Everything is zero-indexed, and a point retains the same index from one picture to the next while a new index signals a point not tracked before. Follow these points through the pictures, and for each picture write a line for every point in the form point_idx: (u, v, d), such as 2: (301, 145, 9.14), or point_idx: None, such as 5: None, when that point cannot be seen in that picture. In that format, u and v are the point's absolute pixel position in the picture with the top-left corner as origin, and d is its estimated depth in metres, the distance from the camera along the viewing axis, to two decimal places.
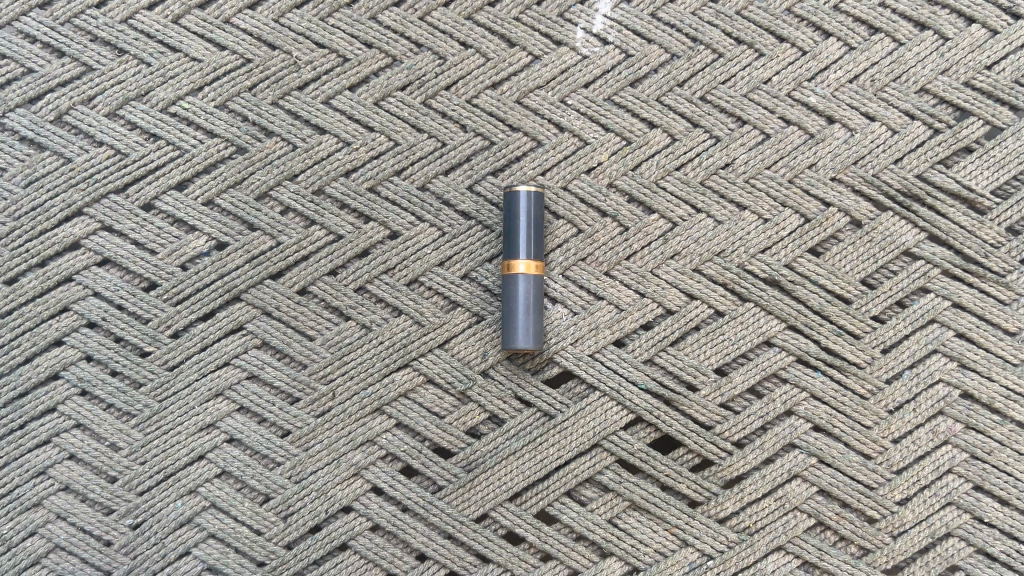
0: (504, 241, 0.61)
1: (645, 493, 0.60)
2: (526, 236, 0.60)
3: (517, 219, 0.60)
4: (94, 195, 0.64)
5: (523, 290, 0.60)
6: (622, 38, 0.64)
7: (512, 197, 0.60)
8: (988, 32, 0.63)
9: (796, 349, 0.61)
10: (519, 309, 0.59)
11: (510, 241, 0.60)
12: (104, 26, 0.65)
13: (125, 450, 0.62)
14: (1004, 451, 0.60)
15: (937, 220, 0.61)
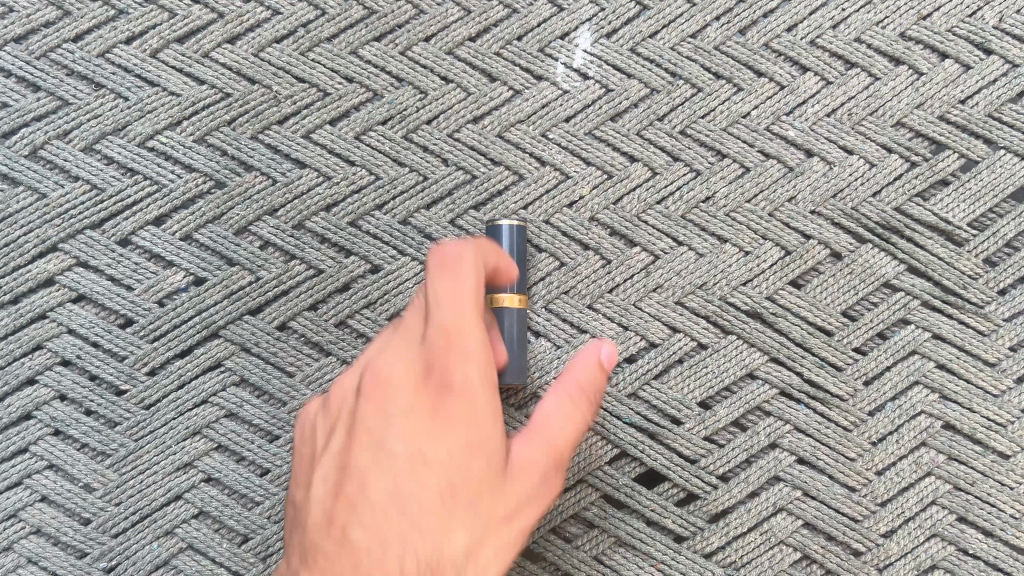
0: None
1: (630, 529, 0.59)
2: (509, 268, 0.59)
3: (501, 251, 0.59)
4: (69, 230, 0.63)
5: (509, 322, 0.58)
6: (602, 72, 0.65)
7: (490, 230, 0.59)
8: (961, 67, 0.64)
9: (779, 382, 0.61)
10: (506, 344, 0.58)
11: None
12: (80, 60, 0.64)
13: (100, 491, 0.60)
14: (986, 482, 0.60)
15: (915, 252, 0.62)
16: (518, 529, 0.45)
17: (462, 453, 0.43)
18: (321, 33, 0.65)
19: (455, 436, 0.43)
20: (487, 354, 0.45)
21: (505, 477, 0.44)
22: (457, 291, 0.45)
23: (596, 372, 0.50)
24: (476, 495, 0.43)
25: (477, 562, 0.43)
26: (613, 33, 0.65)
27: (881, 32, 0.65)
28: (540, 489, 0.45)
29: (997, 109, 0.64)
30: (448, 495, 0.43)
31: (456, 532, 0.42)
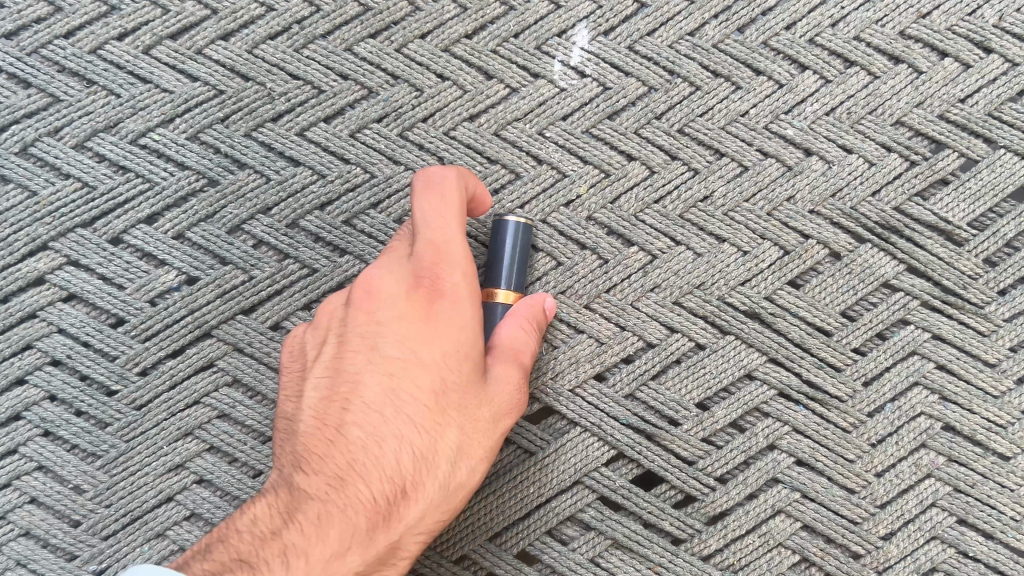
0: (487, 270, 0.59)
1: (627, 531, 0.59)
2: (509, 268, 0.58)
3: (502, 249, 0.58)
4: (60, 228, 0.62)
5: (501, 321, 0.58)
6: (599, 70, 0.64)
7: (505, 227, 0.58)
8: (961, 66, 0.64)
9: (778, 383, 0.60)
10: None
11: (493, 271, 0.58)
12: (72, 56, 0.64)
13: (90, 493, 0.59)
14: (986, 484, 0.59)
15: (915, 251, 0.61)
16: (498, 429, 0.51)
17: (452, 355, 0.50)
18: (316, 29, 0.64)
19: (444, 338, 0.50)
20: (470, 265, 0.51)
21: (485, 381, 0.51)
22: (444, 214, 0.52)
23: (538, 317, 0.57)
24: (466, 393, 0.50)
25: (465, 458, 0.50)
26: (611, 31, 0.65)
27: (880, 30, 0.64)
28: (514, 394, 0.52)
29: (997, 108, 0.63)
30: (440, 391, 0.49)
31: (447, 428, 0.49)
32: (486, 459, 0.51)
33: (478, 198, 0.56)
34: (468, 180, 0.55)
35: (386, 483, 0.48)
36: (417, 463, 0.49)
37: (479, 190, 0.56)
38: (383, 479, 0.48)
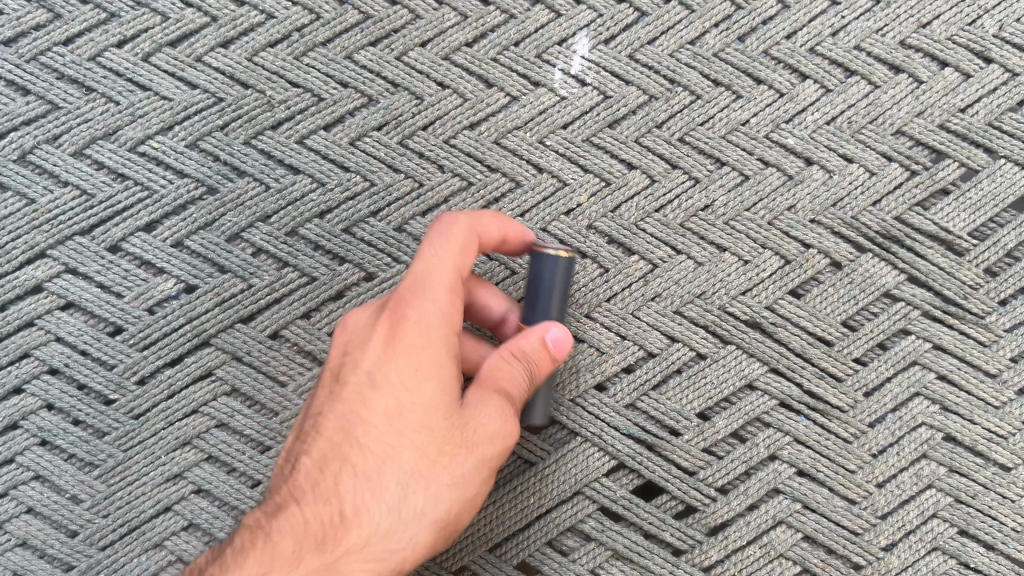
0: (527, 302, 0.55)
1: (628, 542, 0.58)
2: (550, 303, 0.55)
3: (543, 284, 0.54)
4: (58, 236, 0.61)
5: None
6: (600, 79, 0.64)
7: (557, 269, 0.54)
8: (961, 75, 0.64)
9: (779, 393, 0.60)
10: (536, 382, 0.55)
11: (532, 306, 0.55)
12: (71, 63, 0.63)
13: (88, 502, 0.59)
14: (988, 495, 0.59)
15: (916, 261, 0.61)
16: (457, 463, 0.48)
17: (411, 383, 0.49)
18: (316, 37, 0.64)
19: (404, 362, 0.49)
20: (446, 291, 0.50)
21: (450, 414, 0.49)
22: (432, 253, 0.51)
23: (533, 359, 0.52)
24: (421, 422, 0.48)
25: (412, 489, 0.47)
26: (611, 39, 0.65)
27: (880, 39, 0.64)
28: (483, 430, 0.49)
29: (997, 118, 0.63)
30: (395, 418, 0.48)
31: (397, 458, 0.48)
32: (441, 495, 0.48)
33: (490, 235, 0.54)
34: (476, 217, 0.53)
35: (328, 508, 0.48)
36: (361, 490, 0.48)
37: (492, 225, 0.54)
38: (326, 502, 0.48)
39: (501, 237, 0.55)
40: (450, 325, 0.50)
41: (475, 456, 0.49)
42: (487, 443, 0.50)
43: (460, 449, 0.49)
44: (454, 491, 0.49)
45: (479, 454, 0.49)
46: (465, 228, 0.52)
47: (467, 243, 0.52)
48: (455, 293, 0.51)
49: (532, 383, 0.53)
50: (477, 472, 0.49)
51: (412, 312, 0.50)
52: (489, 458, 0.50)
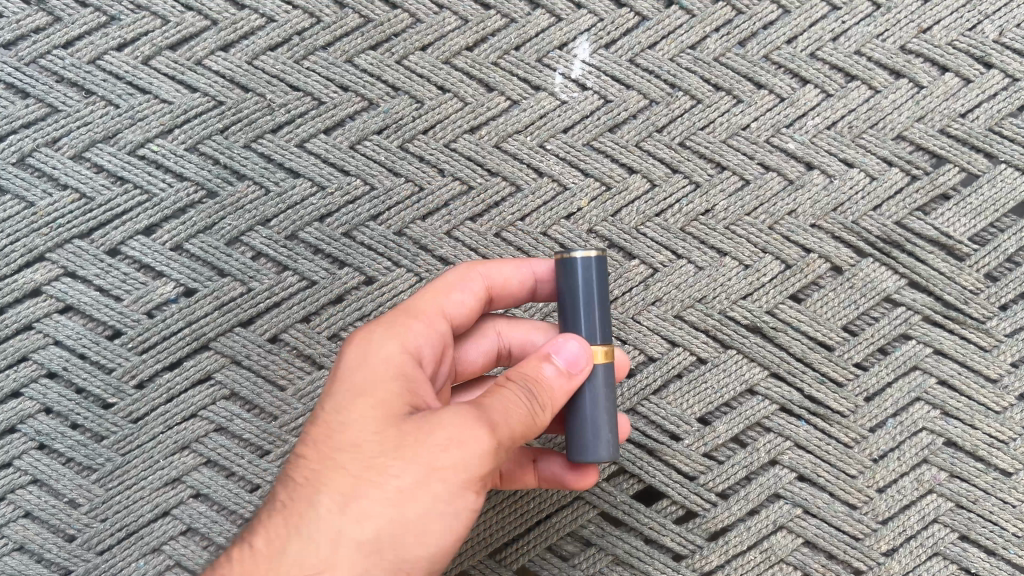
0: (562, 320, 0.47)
1: (628, 547, 0.58)
2: (587, 313, 0.45)
3: (573, 293, 0.45)
4: (57, 239, 0.61)
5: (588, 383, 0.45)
6: (600, 83, 0.64)
7: (596, 272, 0.45)
8: (962, 80, 0.64)
9: (780, 398, 0.60)
10: (586, 412, 0.45)
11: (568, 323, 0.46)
12: (71, 66, 0.63)
13: (85, 507, 0.58)
14: (989, 500, 0.59)
15: (916, 266, 0.61)
16: (392, 475, 0.39)
17: (345, 393, 0.43)
18: (316, 41, 0.64)
19: (347, 376, 0.44)
20: (411, 315, 0.48)
21: (390, 419, 0.42)
22: (427, 285, 0.50)
23: (528, 375, 0.43)
24: (352, 430, 0.42)
25: (340, 509, 0.39)
26: (612, 44, 0.65)
27: (881, 44, 0.64)
28: (428, 432, 0.40)
29: (997, 123, 0.63)
30: (326, 431, 0.42)
31: (325, 473, 0.41)
32: (374, 516, 0.39)
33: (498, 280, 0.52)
34: (482, 260, 0.52)
35: (253, 541, 0.41)
36: (285, 515, 0.40)
37: (500, 270, 0.52)
38: (252, 535, 0.41)
39: (514, 282, 0.53)
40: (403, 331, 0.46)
41: (417, 466, 0.39)
42: (432, 450, 0.39)
43: (397, 454, 0.40)
44: (392, 512, 0.39)
45: (423, 463, 0.39)
46: (467, 268, 0.51)
47: (467, 281, 0.51)
48: (436, 318, 0.49)
49: (528, 398, 0.42)
50: (422, 489, 0.39)
51: (362, 329, 0.47)
52: (438, 473, 0.39)
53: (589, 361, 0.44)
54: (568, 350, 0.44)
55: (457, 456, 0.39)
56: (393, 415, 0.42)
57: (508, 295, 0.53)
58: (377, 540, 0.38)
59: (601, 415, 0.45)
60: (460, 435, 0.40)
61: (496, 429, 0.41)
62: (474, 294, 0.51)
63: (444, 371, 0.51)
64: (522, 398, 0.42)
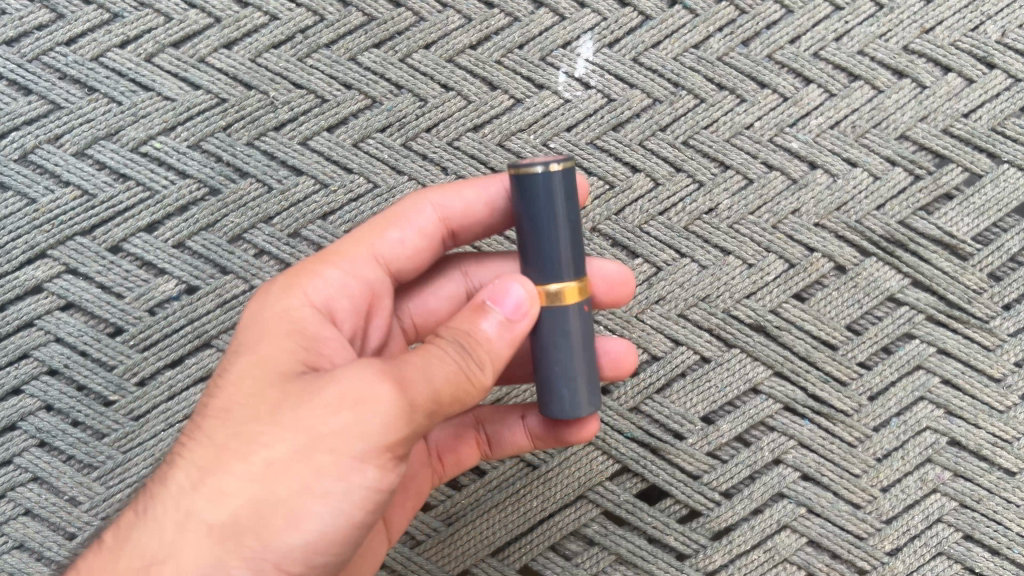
0: (526, 248, 0.43)
1: (631, 546, 0.58)
2: (558, 234, 0.42)
3: (541, 214, 0.42)
4: (58, 236, 0.61)
5: (559, 327, 0.43)
6: (604, 82, 0.64)
7: (555, 192, 0.41)
8: (965, 81, 0.64)
9: (783, 397, 0.60)
10: (558, 356, 0.43)
11: (535, 249, 0.42)
12: (74, 63, 0.63)
13: (87, 504, 0.58)
14: (993, 499, 0.59)
15: (920, 266, 0.61)
16: (263, 445, 0.38)
17: (246, 355, 0.42)
18: (319, 38, 0.64)
19: (254, 331, 0.44)
20: (334, 265, 0.48)
21: (281, 381, 0.40)
22: (367, 223, 0.50)
23: (461, 331, 0.40)
24: (241, 393, 0.41)
25: (209, 476, 0.38)
26: (616, 42, 0.65)
27: (884, 45, 0.64)
28: (315, 398, 0.38)
29: (1000, 123, 0.63)
30: (217, 399, 0.41)
31: (205, 443, 0.40)
32: (242, 488, 0.37)
33: (450, 212, 0.51)
34: (432, 190, 0.51)
35: (134, 512, 0.40)
36: (163, 485, 0.40)
37: (452, 198, 0.51)
38: (136, 506, 0.41)
39: (473, 209, 0.51)
40: (321, 282, 0.47)
41: (293, 434, 0.37)
42: (315, 417, 0.38)
43: (276, 422, 0.38)
44: (261, 485, 0.37)
45: (301, 430, 0.37)
46: (414, 201, 0.51)
47: (411, 214, 0.50)
48: (367, 260, 0.49)
49: (459, 354, 0.40)
50: (296, 461, 0.37)
51: (285, 274, 0.47)
52: (318, 442, 0.37)
53: (535, 300, 0.41)
54: (509, 291, 0.41)
55: (343, 422, 0.37)
56: (286, 380, 0.40)
57: (468, 223, 0.52)
58: (243, 514, 0.37)
59: (573, 362, 0.43)
60: (351, 401, 0.38)
61: (393, 391, 0.38)
62: (419, 233, 0.50)
63: (383, 320, 0.51)
64: (437, 358, 0.39)
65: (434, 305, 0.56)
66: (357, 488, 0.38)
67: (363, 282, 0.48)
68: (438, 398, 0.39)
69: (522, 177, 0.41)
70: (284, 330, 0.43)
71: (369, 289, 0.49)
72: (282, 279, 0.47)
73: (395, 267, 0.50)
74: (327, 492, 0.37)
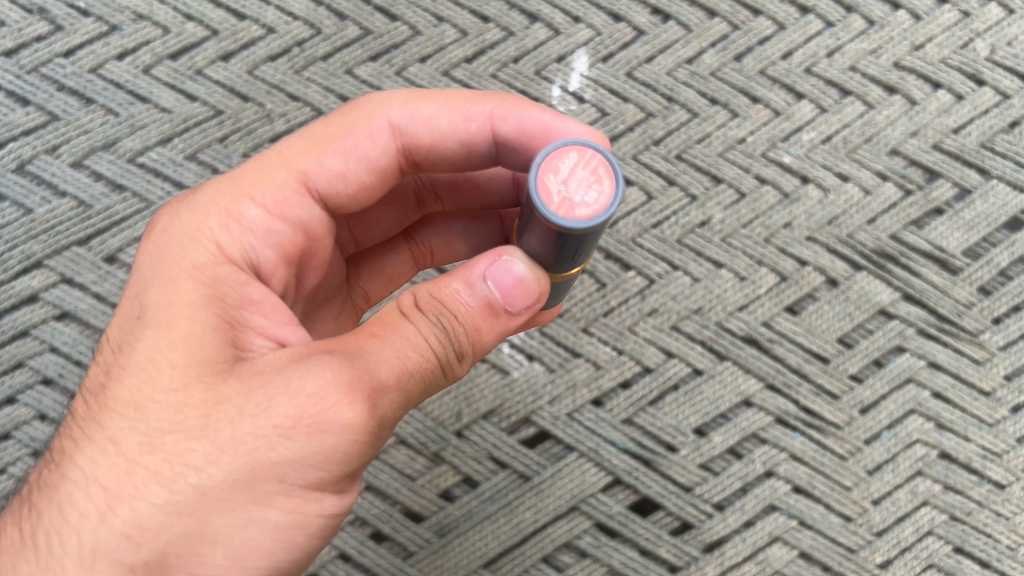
0: (551, 262, 0.39)
1: (623, 558, 0.58)
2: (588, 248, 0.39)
3: (583, 246, 0.38)
4: (54, 246, 0.61)
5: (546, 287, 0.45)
6: (598, 96, 0.65)
7: (587, 238, 0.37)
8: (954, 97, 0.65)
9: (775, 409, 0.60)
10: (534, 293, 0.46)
11: (561, 263, 0.39)
12: (72, 75, 0.64)
13: None
14: (982, 512, 0.59)
15: (910, 279, 0.62)
16: (192, 467, 0.34)
17: (157, 323, 0.37)
18: (316, 52, 0.65)
19: (166, 286, 0.38)
20: (257, 196, 0.42)
21: (205, 373, 0.36)
22: (303, 136, 0.44)
23: (444, 311, 0.38)
24: (160, 383, 0.36)
25: (128, 490, 0.34)
26: (609, 57, 0.65)
27: (874, 61, 0.65)
28: (254, 408, 0.34)
29: (989, 139, 0.64)
30: (129, 381, 0.37)
31: (117, 446, 0.36)
32: (170, 516, 0.34)
33: (409, 135, 0.45)
34: (391, 103, 0.45)
35: (39, 510, 0.37)
36: (69, 488, 0.36)
37: (410, 116, 0.45)
38: (41, 497, 0.37)
39: (439, 137, 0.45)
40: (243, 221, 0.41)
41: (231, 458, 0.34)
42: (257, 438, 0.34)
43: (208, 438, 0.34)
44: (192, 517, 0.34)
45: (240, 455, 0.34)
46: (365, 120, 0.44)
47: (359, 133, 0.44)
48: (298, 187, 0.43)
49: (438, 340, 0.38)
50: (236, 490, 0.34)
51: (199, 202, 0.41)
52: (264, 471, 0.34)
53: (539, 284, 0.39)
54: (511, 271, 0.38)
55: (293, 447, 0.34)
56: (212, 370, 0.36)
57: (433, 153, 0.46)
58: (172, 546, 0.34)
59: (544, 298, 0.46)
60: (305, 423, 0.34)
61: (350, 407, 0.35)
62: (362, 164, 0.44)
63: (319, 259, 0.46)
64: (403, 355, 0.37)
65: (379, 215, 0.52)
66: (302, 514, 0.36)
67: (290, 221, 0.42)
68: (402, 398, 0.37)
69: (556, 228, 0.36)
70: (202, 290, 0.38)
71: (297, 228, 0.43)
72: (195, 209, 0.41)
73: (335, 198, 0.44)
74: (270, 525, 0.35)
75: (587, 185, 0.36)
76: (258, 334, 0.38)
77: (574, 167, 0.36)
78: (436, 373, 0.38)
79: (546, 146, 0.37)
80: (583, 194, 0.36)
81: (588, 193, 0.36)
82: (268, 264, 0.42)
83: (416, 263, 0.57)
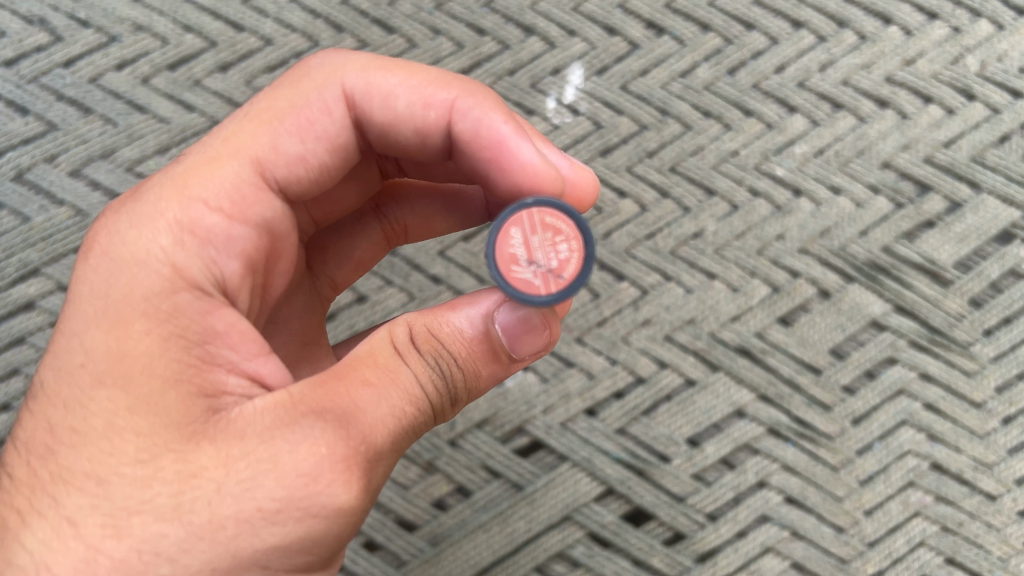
0: None
1: (616, 568, 0.58)
2: None
3: None
4: (51, 254, 0.62)
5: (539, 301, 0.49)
6: (592, 109, 0.65)
7: None
8: (945, 111, 0.65)
9: (768, 419, 0.60)
10: None
11: None
12: (71, 85, 0.64)
13: None
14: (973, 523, 0.59)
15: (902, 292, 0.62)
16: (167, 554, 0.34)
17: (116, 384, 0.36)
18: None
19: (119, 334, 0.37)
20: (210, 198, 0.41)
21: (177, 440, 0.35)
22: (248, 117, 0.44)
23: (438, 357, 0.40)
24: (127, 455, 0.35)
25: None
26: (604, 70, 0.66)
27: (866, 75, 0.66)
28: (236, 488, 0.34)
29: (980, 153, 0.65)
30: (88, 452, 0.36)
31: (77, 527, 0.35)
32: None
33: (363, 108, 0.45)
34: (345, 72, 0.45)
35: None
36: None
37: (366, 86, 0.45)
38: None
39: (395, 116, 0.46)
40: (199, 231, 0.40)
41: (208, 546, 0.34)
42: (239, 523, 0.34)
43: (182, 523, 0.34)
44: None
45: (220, 543, 0.34)
46: (317, 92, 0.45)
47: (313, 107, 0.45)
48: (254, 180, 0.43)
49: (434, 387, 0.39)
50: None
51: (141, 214, 0.40)
52: (243, 560, 0.34)
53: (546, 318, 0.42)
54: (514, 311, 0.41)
55: (278, 532, 0.35)
56: (181, 438, 0.35)
57: (388, 133, 0.47)
58: None
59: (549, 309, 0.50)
60: (293, 507, 0.35)
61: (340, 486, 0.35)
62: (319, 141, 0.45)
63: (285, 248, 0.46)
64: (392, 413, 0.37)
65: (341, 194, 0.52)
66: None
67: (249, 222, 0.42)
68: (388, 457, 0.38)
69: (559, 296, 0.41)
70: (159, 333, 0.37)
71: (258, 229, 0.43)
72: (138, 225, 0.40)
73: (294, 181, 0.44)
74: None
75: (551, 242, 0.41)
76: (230, 372, 0.38)
77: (527, 238, 0.41)
78: (425, 425, 0.40)
79: (491, 247, 0.40)
80: (555, 253, 0.41)
81: (561, 251, 0.41)
82: (232, 277, 0.41)
83: (389, 242, 0.57)
